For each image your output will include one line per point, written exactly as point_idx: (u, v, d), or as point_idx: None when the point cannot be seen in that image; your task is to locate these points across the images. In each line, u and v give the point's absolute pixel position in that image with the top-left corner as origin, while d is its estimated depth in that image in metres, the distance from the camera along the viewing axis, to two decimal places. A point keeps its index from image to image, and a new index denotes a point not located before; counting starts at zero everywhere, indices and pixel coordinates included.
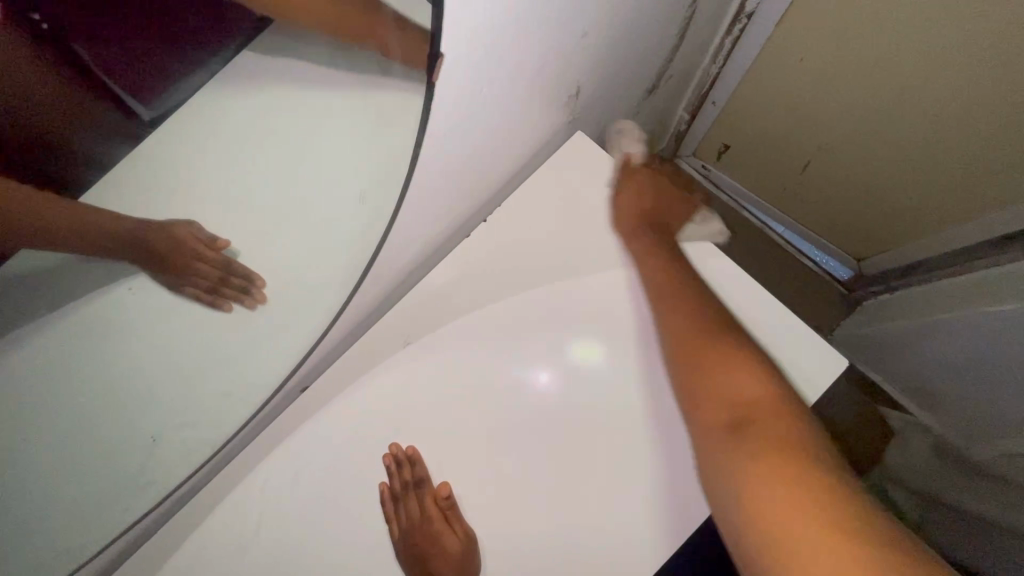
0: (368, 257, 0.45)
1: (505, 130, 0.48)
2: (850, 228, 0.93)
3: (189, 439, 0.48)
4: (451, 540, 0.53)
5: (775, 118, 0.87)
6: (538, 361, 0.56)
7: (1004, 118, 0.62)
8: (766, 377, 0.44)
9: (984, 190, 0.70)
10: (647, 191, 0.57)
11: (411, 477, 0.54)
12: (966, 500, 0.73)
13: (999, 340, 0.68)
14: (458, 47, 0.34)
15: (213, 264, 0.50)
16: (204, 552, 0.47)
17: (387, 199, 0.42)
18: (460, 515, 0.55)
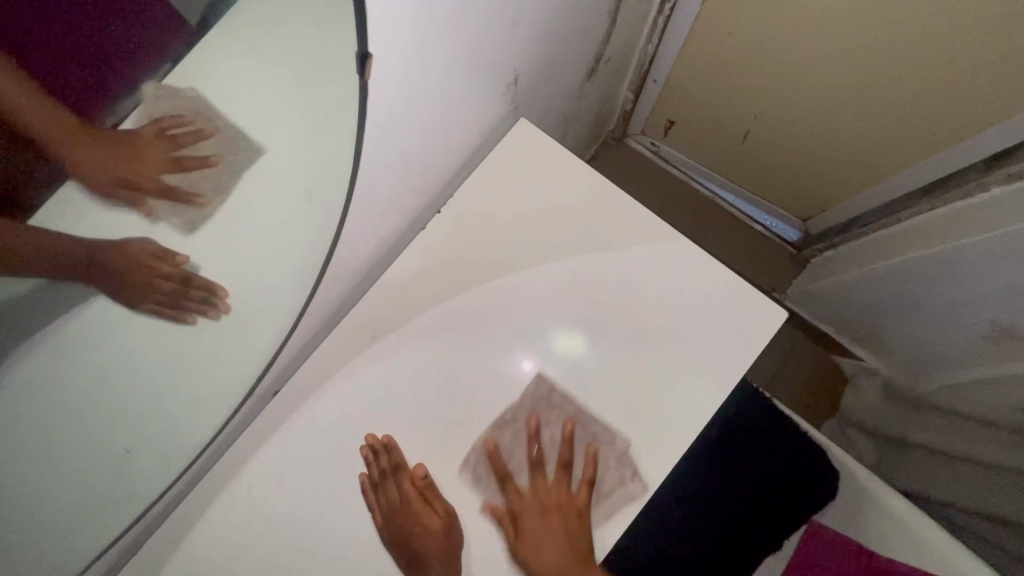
0: (321, 263, 0.44)
1: (449, 122, 0.49)
2: (795, 191, 0.98)
3: (155, 452, 0.45)
4: (433, 523, 0.51)
5: (713, 93, 0.91)
6: (524, 349, 0.55)
7: (925, 75, 0.65)
8: None
9: (914, 144, 0.74)
10: (524, 524, 0.52)
11: (389, 463, 0.52)
12: (915, 433, 0.80)
13: (940, 282, 0.73)
14: (386, 47, 0.34)
15: (172, 280, 0.45)
16: (200, 555, 0.49)
17: (333, 201, 0.41)
18: (439, 496, 0.53)
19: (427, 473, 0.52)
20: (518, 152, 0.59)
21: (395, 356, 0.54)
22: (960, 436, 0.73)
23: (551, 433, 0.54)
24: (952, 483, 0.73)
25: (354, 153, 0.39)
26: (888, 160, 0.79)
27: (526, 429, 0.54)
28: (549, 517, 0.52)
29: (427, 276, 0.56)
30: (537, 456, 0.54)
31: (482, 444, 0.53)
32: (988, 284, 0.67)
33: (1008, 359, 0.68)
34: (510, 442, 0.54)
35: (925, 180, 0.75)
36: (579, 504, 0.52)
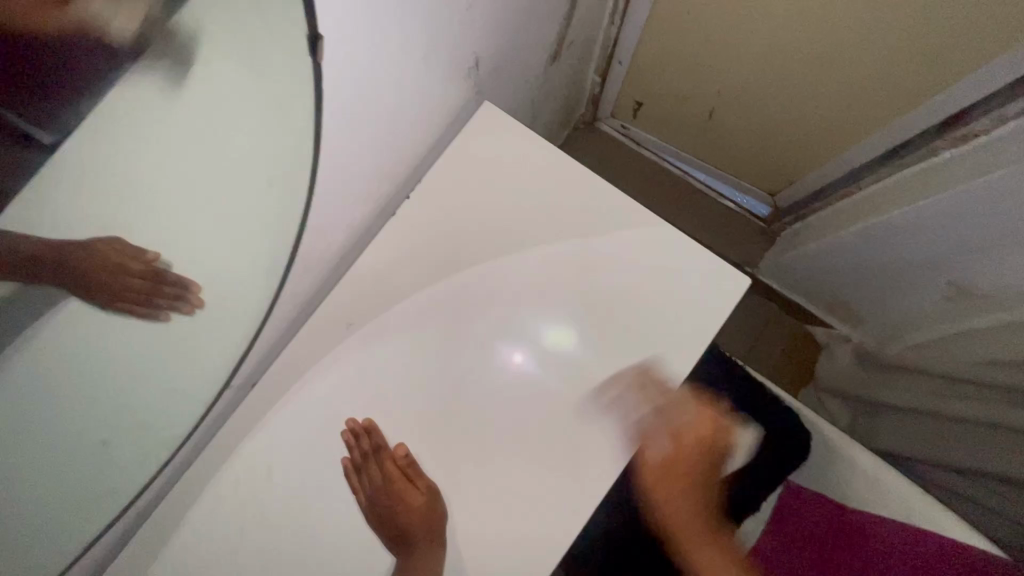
0: (291, 246, 0.46)
1: (408, 105, 0.50)
2: (762, 166, 1.00)
3: (133, 451, 0.45)
4: (417, 500, 0.53)
5: (676, 72, 0.93)
6: (512, 342, 0.55)
7: (873, 46, 0.67)
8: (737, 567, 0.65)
9: (867, 113, 0.76)
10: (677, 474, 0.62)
11: (371, 444, 0.53)
12: (886, 395, 0.83)
13: (903, 246, 0.76)
14: (333, 29, 0.35)
15: (145, 280, 0.39)
16: (192, 548, 0.50)
17: (298, 185, 0.43)
18: (422, 474, 0.53)
19: (407, 452, 0.53)
20: (482, 136, 0.60)
21: (374, 340, 0.55)
22: (925, 393, 0.76)
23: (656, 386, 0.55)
24: (919, 439, 0.76)
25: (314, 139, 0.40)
26: (848, 129, 0.81)
27: (638, 368, 0.54)
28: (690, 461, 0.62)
29: (400, 262, 0.57)
30: (675, 395, 0.54)
31: (635, 375, 0.54)
32: (942, 243, 0.70)
33: (969, 316, 0.71)
34: (624, 405, 0.54)
35: (882, 147, 0.78)
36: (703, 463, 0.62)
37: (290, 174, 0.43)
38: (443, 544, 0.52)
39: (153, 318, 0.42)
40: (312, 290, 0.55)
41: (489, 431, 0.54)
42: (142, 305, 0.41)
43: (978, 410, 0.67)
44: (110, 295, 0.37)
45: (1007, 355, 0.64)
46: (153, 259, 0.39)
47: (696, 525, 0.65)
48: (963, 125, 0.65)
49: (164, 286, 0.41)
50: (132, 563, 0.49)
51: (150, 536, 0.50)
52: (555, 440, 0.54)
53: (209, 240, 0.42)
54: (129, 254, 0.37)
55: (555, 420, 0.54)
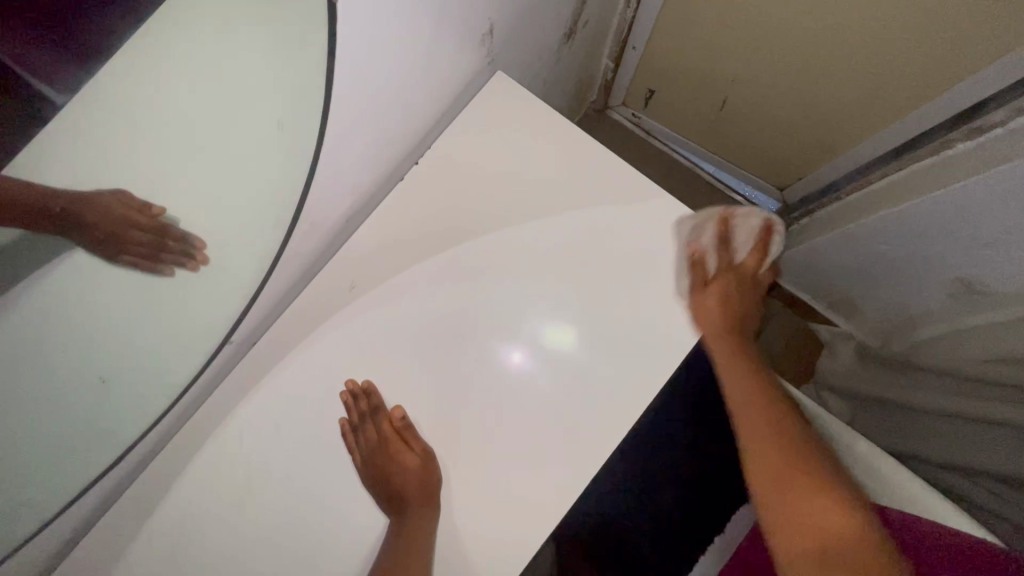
0: (296, 203, 0.45)
1: (421, 68, 0.49)
2: (774, 159, 0.99)
3: (132, 399, 0.45)
4: (411, 462, 0.53)
5: (690, 59, 0.92)
6: (512, 340, 0.55)
7: (890, 39, 0.66)
8: (839, 501, 0.48)
9: (879, 111, 0.76)
10: (730, 298, 0.59)
11: (368, 403, 0.54)
12: (890, 393, 0.83)
13: (911, 241, 0.75)
14: None
15: (148, 234, 0.40)
16: (188, 500, 0.51)
17: (309, 134, 0.42)
18: (416, 437, 0.54)
19: (404, 415, 0.54)
20: (494, 104, 0.59)
21: (378, 304, 0.55)
22: (930, 390, 0.75)
23: (741, 224, 0.62)
24: (919, 433, 0.76)
25: (325, 90, 0.39)
26: (861, 123, 0.80)
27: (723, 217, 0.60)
28: (727, 283, 0.60)
29: (408, 227, 0.57)
30: (764, 243, 0.63)
31: (760, 219, 0.63)
32: (948, 237, 0.69)
33: (977, 311, 0.71)
34: (743, 225, 0.62)
35: (894, 141, 0.77)
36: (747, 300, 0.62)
37: (298, 126, 0.42)
38: (437, 508, 0.52)
39: (158, 272, 0.42)
40: (319, 251, 0.55)
41: (486, 402, 0.54)
42: (149, 259, 0.41)
43: (984, 407, 0.66)
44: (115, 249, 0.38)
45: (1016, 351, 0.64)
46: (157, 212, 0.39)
47: (761, 406, 0.55)
48: (979, 117, 0.64)
49: (167, 241, 0.41)
50: (129, 511, 0.49)
51: (149, 485, 0.50)
52: (557, 412, 0.53)
53: (214, 190, 0.42)
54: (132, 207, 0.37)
55: (558, 403, 0.53)
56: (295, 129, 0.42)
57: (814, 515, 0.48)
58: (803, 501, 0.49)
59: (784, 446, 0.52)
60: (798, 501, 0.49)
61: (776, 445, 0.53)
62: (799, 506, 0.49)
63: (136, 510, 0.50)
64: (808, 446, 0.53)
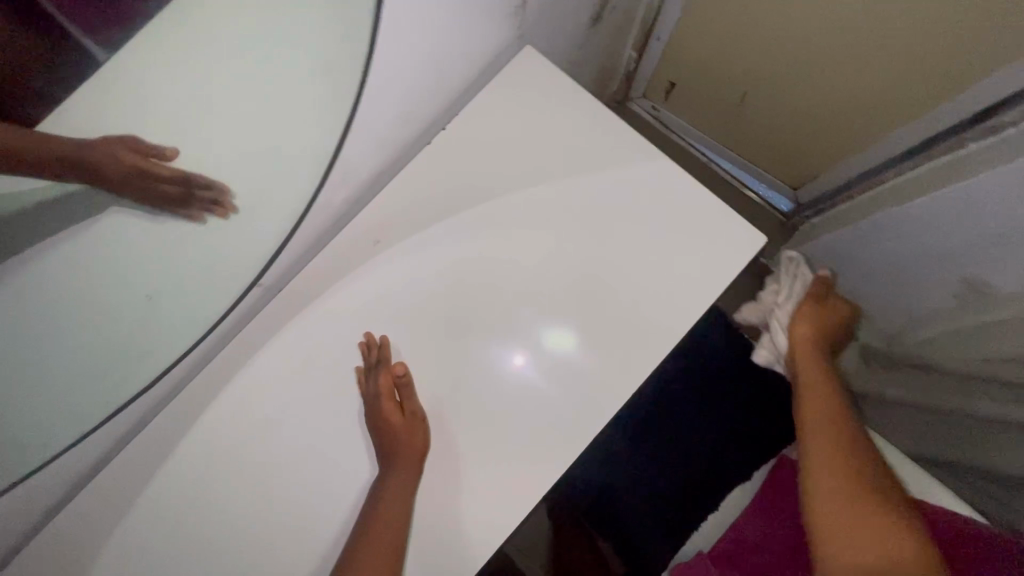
0: (333, 148, 0.49)
1: (456, 34, 0.52)
2: (788, 157, 1.00)
3: None
4: (399, 420, 0.55)
5: (712, 53, 0.94)
6: (511, 346, 0.57)
7: (906, 38, 0.67)
8: (909, 538, 0.56)
9: (890, 112, 0.77)
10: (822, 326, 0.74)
11: (376, 355, 0.56)
12: (904, 392, 0.86)
13: (921, 242, 0.77)
14: None
15: (174, 181, 0.52)
16: (210, 428, 0.54)
17: (352, 78, 0.45)
18: (413, 398, 0.56)
19: (405, 371, 0.55)
20: (520, 78, 0.62)
21: (400, 258, 0.58)
22: (945, 393, 0.78)
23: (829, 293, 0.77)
24: (945, 434, 0.80)
25: (372, 32, 0.42)
26: (874, 125, 0.81)
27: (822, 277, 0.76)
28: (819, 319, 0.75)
29: (431, 189, 0.60)
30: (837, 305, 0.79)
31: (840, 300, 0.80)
32: (950, 240, 0.72)
33: (973, 313, 0.73)
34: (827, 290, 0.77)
35: (906, 143, 0.78)
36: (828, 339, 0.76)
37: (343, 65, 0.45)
38: (420, 469, 0.55)
39: (206, 220, 0.53)
40: (350, 201, 0.58)
41: (494, 360, 0.56)
42: (193, 206, 0.52)
43: (995, 405, 0.70)
44: (140, 191, 0.51)
45: (1015, 351, 0.66)
46: (170, 155, 0.51)
47: (842, 442, 0.64)
48: (993, 117, 0.64)
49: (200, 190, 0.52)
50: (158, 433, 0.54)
51: (178, 408, 0.55)
52: (560, 380, 0.56)
53: None
54: (146, 150, 0.51)
55: (558, 384, 0.56)
56: (342, 69, 0.45)
57: (866, 525, 0.57)
58: (863, 527, 0.57)
59: (856, 486, 0.60)
60: (858, 525, 0.57)
61: (852, 484, 0.60)
62: (856, 528, 0.57)
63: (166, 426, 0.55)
64: (881, 489, 0.61)
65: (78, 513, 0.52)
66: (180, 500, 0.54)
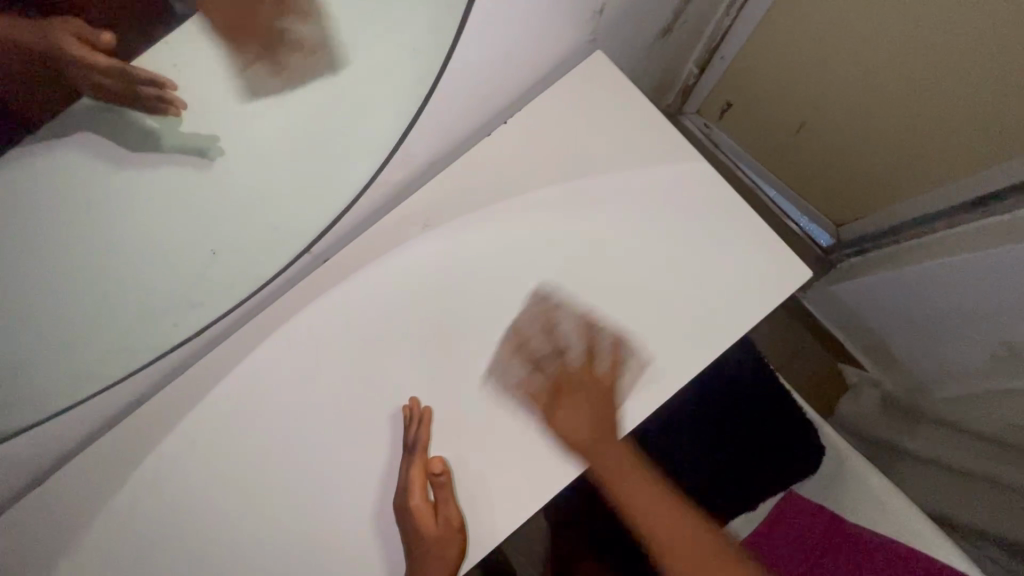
0: (403, 128, 0.52)
1: (536, 34, 0.53)
2: (832, 193, 0.99)
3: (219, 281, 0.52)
4: (434, 530, 0.54)
5: (774, 80, 0.93)
6: (516, 341, 0.59)
7: (977, 93, 0.66)
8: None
9: (945, 165, 0.76)
10: (589, 403, 0.58)
11: (413, 439, 0.56)
12: (920, 447, 0.86)
13: (966, 300, 0.76)
14: None
15: (114, 76, 0.42)
16: (245, 381, 0.57)
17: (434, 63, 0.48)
18: (448, 499, 0.55)
19: (441, 471, 0.54)
20: (586, 82, 0.63)
21: (447, 239, 0.60)
22: (960, 450, 0.78)
23: (603, 331, 0.58)
24: (951, 493, 0.79)
25: (459, 25, 0.44)
26: (924, 176, 0.80)
27: (580, 319, 0.59)
28: (569, 392, 0.58)
29: (485, 180, 0.61)
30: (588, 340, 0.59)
31: (539, 312, 0.59)
32: (994, 301, 0.72)
33: (1012, 376, 0.72)
34: (564, 316, 0.59)
35: (955, 200, 0.76)
36: (591, 394, 0.58)
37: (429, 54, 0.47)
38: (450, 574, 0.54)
39: (149, 116, 0.47)
40: (407, 179, 0.61)
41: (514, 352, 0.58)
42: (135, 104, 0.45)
43: (1006, 472, 0.69)
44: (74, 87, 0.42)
45: None
46: (108, 45, 0.41)
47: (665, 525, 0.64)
48: None
49: (142, 83, 0.44)
50: (196, 378, 0.58)
51: (221, 353, 0.58)
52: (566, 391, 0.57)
53: None
54: (82, 35, 0.40)
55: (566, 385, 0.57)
56: (428, 55, 0.48)
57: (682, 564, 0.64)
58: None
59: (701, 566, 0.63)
60: None
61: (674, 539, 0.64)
62: None
63: (204, 372, 0.58)
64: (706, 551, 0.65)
65: (117, 438, 0.56)
66: (207, 443, 0.56)
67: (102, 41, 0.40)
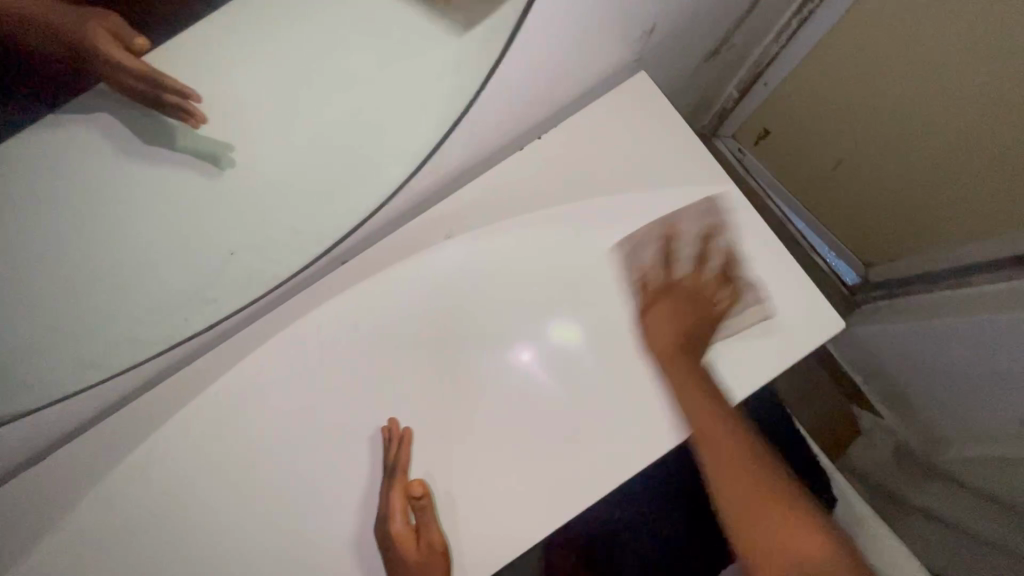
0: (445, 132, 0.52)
1: (583, 51, 0.51)
2: (864, 232, 0.96)
3: None
4: (415, 555, 0.51)
5: (813, 114, 0.91)
6: (521, 341, 0.58)
7: None
8: (820, 531, 0.49)
9: (985, 218, 0.73)
10: (681, 317, 0.56)
11: (393, 461, 0.55)
12: (927, 502, 0.84)
13: (992, 361, 0.74)
14: None
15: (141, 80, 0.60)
16: (249, 378, 0.56)
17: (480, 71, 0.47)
18: (430, 521, 0.52)
19: (421, 494, 0.52)
20: (626, 104, 0.61)
21: (468, 249, 0.59)
22: (974, 512, 0.76)
23: (685, 238, 0.58)
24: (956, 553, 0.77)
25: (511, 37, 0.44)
26: (961, 226, 0.77)
27: (729, 249, 0.57)
28: (668, 306, 0.56)
29: (514, 193, 0.60)
30: (703, 254, 0.58)
31: (660, 231, 0.58)
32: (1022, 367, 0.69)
33: None
34: (687, 235, 0.58)
35: (985, 255, 0.74)
36: (697, 315, 0.56)
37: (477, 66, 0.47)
38: None
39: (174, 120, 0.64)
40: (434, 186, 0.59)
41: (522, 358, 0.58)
42: (159, 104, 0.62)
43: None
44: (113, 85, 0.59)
45: None
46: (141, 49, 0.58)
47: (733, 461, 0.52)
48: None
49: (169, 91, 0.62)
50: (200, 370, 0.57)
51: (228, 347, 0.57)
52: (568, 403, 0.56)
53: None
54: (114, 32, 0.56)
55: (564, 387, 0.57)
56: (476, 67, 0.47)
57: (752, 529, 0.50)
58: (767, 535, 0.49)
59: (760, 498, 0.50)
60: (760, 525, 0.49)
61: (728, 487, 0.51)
62: (765, 529, 0.49)
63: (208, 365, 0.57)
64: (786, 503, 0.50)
65: (116, 424, 0.55)
66: (204, 437, 0.55)
67: (135, 44, 0.58)
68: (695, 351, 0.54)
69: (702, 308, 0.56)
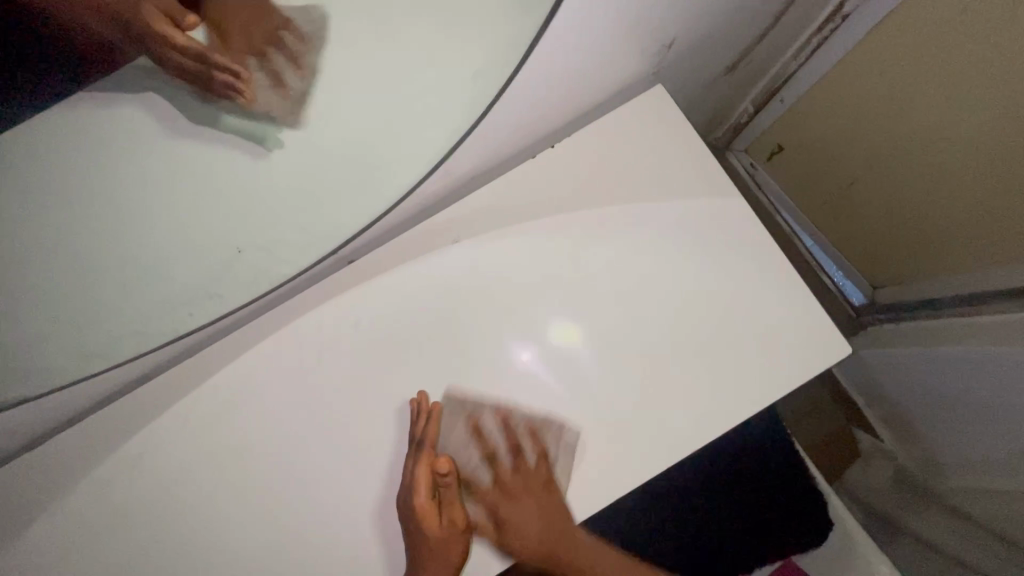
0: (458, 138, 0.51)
1: (601, 63, 0.51)
2: (873, 254, 0.96)
3: None
4: (437, 531, 0.52)
5: (827, 133, 0.90)
6: (524, 339, 0.57)
7: None
8: None
9: (995, 249, 0.72)
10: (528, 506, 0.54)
11: (421, 434, 0.54)
12: (924, 529, 0.83)
13: (995, 393, 0.73)
14: None
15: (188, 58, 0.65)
16: (250, 373, 0.56)
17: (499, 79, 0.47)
18: (454, 499, 0.53)
19: (447, 472, 0.52)
20: (642, 116, 0.61)
21: (475, 255, 0.58)
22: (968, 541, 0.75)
23: (488, 430, 0.55)
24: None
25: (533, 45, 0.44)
26: (971, 254, 0.76)
27: (503, 417, 0.55)
28: (512, 498, 0.54)
29: (524, 201, 0.59)
30: (511, 445, 0.55)
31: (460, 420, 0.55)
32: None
33: None
34: (485, 419, 0.55)
35: (992, 286, 0.74)
36: (536, 486, 0.54)
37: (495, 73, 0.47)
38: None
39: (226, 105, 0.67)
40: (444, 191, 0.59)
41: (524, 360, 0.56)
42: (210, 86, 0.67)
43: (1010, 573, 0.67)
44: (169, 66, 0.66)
45: None
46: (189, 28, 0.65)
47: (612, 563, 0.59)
48: None
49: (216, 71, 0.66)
50: (202, 363, 0.57)
51: (231, 341, 0.57)
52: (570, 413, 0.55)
53: None
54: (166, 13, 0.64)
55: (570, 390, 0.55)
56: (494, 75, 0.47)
57: None
58: None
59: None
60: None
61: None
62: None
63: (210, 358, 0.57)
64: None
65: (117, 411, 0.56)
66: (202, 431, 0.56)
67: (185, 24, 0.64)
68: (556, 515, 0.54)
69: (538, 477, 0.54)
